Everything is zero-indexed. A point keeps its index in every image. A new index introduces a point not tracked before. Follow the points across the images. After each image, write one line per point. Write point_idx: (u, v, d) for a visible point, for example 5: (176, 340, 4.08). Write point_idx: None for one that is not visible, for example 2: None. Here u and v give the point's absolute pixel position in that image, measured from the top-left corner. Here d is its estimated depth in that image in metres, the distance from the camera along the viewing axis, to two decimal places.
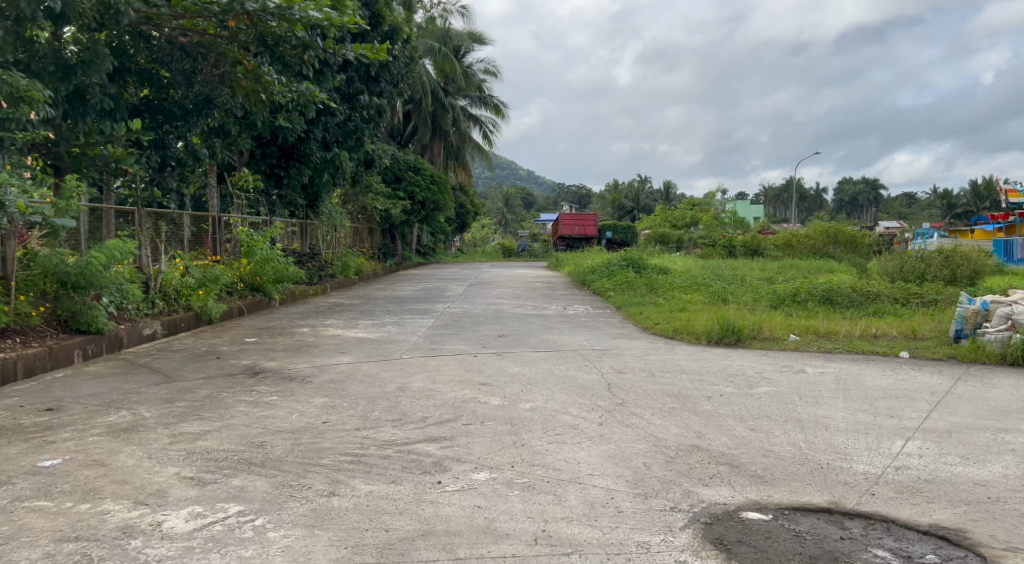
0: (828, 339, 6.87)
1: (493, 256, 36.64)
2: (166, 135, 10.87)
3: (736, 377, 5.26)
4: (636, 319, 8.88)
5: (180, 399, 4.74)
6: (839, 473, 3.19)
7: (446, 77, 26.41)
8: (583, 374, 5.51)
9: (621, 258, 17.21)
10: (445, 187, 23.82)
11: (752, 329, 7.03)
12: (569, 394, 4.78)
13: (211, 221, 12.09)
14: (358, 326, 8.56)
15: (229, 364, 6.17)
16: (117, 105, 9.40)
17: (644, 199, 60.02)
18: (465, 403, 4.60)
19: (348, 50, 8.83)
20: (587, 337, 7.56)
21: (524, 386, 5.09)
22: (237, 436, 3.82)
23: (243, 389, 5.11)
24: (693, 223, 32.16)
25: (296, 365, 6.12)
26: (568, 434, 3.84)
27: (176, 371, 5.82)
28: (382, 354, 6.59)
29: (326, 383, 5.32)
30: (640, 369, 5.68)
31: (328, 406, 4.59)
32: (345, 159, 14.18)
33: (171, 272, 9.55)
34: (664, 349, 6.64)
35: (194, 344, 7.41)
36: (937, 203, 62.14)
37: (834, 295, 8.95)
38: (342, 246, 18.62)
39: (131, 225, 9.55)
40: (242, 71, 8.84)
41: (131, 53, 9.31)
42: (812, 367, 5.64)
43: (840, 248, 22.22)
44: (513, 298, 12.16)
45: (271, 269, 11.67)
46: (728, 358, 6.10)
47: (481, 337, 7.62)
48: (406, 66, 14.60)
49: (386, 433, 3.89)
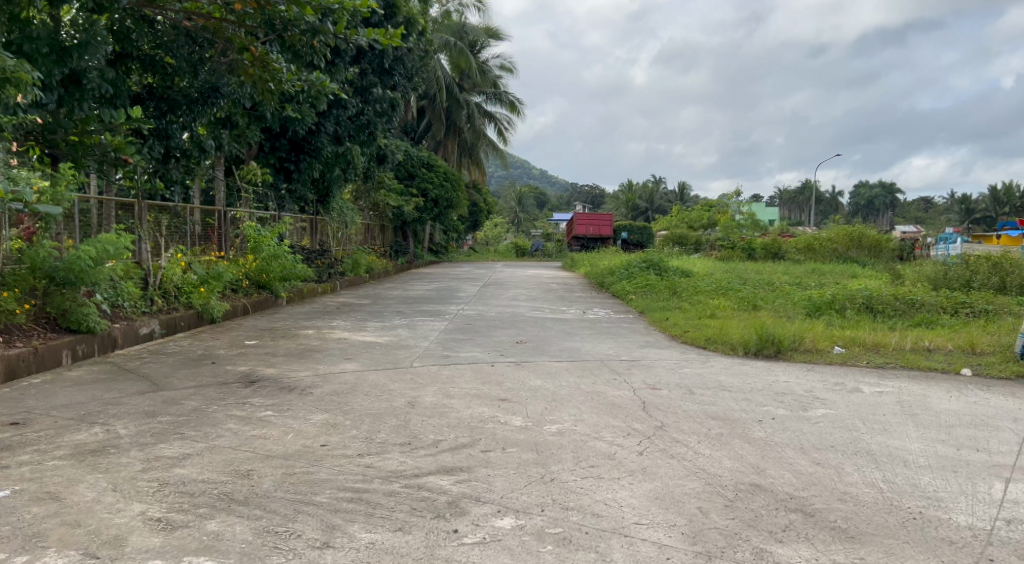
0: (877, 352, 6.27)
1: (505, 255, 36.12)
2: (170, 125, 10.34)
3: (786, 397, 4.68)
4: (663, 326, 8.31)
5: (163, 414, 4.23)
6: (939, 528, 2.63)
7: (461, 72, 25.91)
8: (612, 389, 4.95)
9: (641, 258, 16.64)
10: (459, 184, 23.30)
11: (794, 340, 6.45)
12: (600, 414, 4.24)
13: (216, 215, 11.60)
14: (366, 329, 8.03)
15: (224, 371, 5.65)
16: (118, 91, 8.92)
17: (659, 199, 59.43)
18: (483, 423, 4.07)
19: (360, 35, 8.26)
20: (612, 345, 7.01)
21: (549, 403, 4.54)
22: (221, 462, 3.31)
23: (237, 402, 4.60)
24: (711, 224, 31.53)
25: (297, 373, 5.60)
26: (604, 467, 3.30)
27: (166, 379, 5.32)
28: (391, 362, 6.08)
29: (328, 395, 4.79)
30: (676, 385, 5.11)
31: (329, 424, 4.07)
32: (357, 154, 13.63)
33: (172, 267, 9.09)
34: (698, 361, 6.08)
35: (190, 346, 6.90)
36: (956, 207, 61.09)
37: (875, 304, 8.33)
38: (353, 243, 18.14)
39: (129, 217, 9.07)
40: (250, 58, 8.23)
41: (133, 39, 8.78)
42: (867, 386, 5.01)
43: (863, 252, 21.59)
44: (530, 300, 11.62)
45: (278, 266, 11.18)
46: (771, 373, 5.52)
47: (497, 343, 7.09)
48: (421, 59, 14.03)
49: (394, 462, 3.36)
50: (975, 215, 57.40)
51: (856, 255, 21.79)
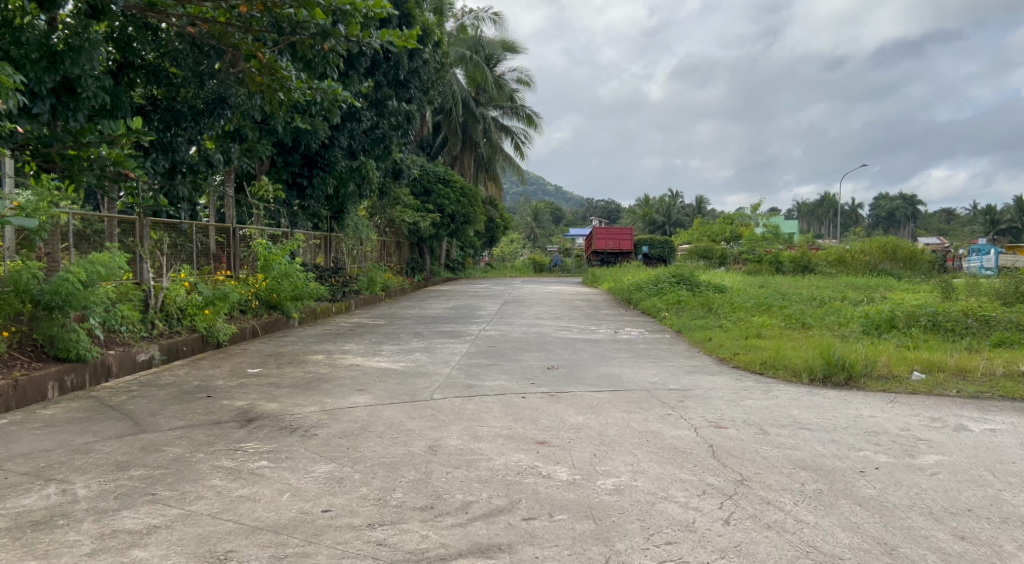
0: (965, 378, 5.44)
1: (523, 271, 35.29)
2: (175, 138, 9.69)
3: (882, 438, 3.89)
4: (707, 347, 7.53)
5: (136, 466, 3.54)
6: None
7: (478, 86, 25.39)
8: (669, 429, 4.19)
9: (669, 272, 15.84)
10: (476, 200, 22.65)
11: (866, 365, 5.65)
12: (662, 464, 3.50)
13: (226, 232, 11.00)
14: (381, 354, 7.32)
15: (218, 407, 4.95)
16: (119, 103, 8.36)
17: (677, 213, 58.45)
18: (521, 477, 3.34)
19: (374, 37, 7.46)
20: (657, 371, 6.26)
21: (598, 448, 3.79)
22: (194, 538, 2.63)
23: (228, 448, 3.90)
24: (736, 238, 30.67)
25: (301, 409, 4.88)
26: (685, 546, 2.56)
27: (151, 419, 4.63)
28: (408, 393, 5.35)
29: (334, 438, 4.07)
30: (743, 422, 4.35)
31: (334, 478, 3.35)
32: (371, 169, 13.00)
33: (175, 289, 8.48)
34: (761, 391, 5.30)
35: (185, 376, 6.22)
36: (980, 217, 59.74)
37: (943, 322, 7.51)
38: (368, 260, 17.50)
39: (131, 236, 8.50)
40: (257, 66, 7.51)
41: (136, 48, 8.20)
42: (973, 423, 4.20)
43: (898, 265, 21.09)
44: (555, 319, 10.88)
45: (289, 285, 10.51)
46: (851, 406, 4.74)
47: (526, 369, 6.36)
48: (437, 71, 13.51)
49: (414, 538, 2.66)
50: (1000, 225, 56.11)
51: (890, 267, 20.99)
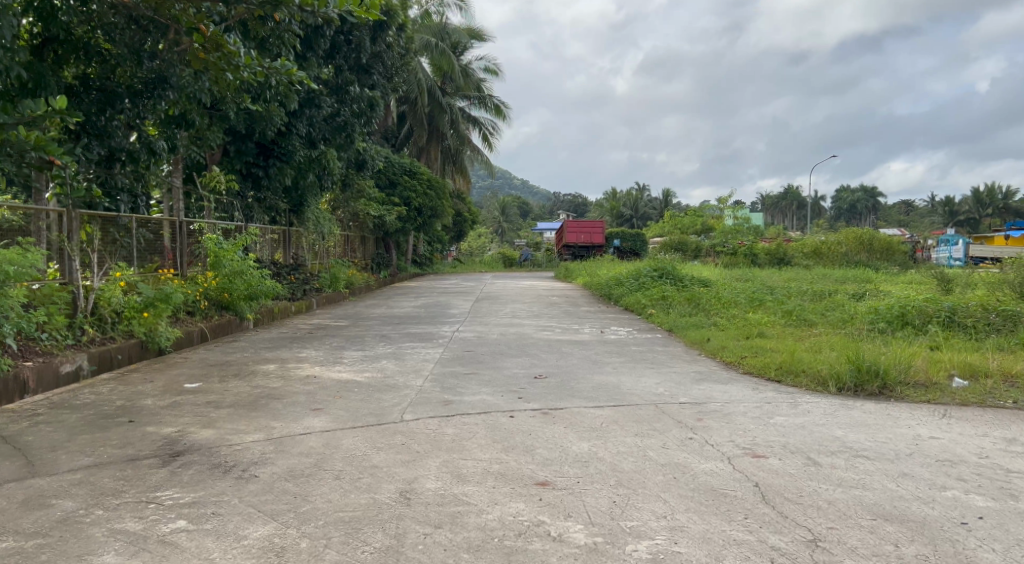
0: (1015, 386, 4.77)
1: (492, 266, 34.46)
2: (111, 122, 8.34)
3: (964, 470, 3.16)
4: (707, 350, 6.76)
5: (5, 535, 2.65)
6: None
7: (444, 74, 24.40)
8: (697, 460, 3.39)
9: (649, 266, 15.13)
10: (444, 193, 21.65)
11: (900, 371, 4.95)
12: (704, 515, 2.71)
13: (172, 226, 9.88)
14: (342, 362, 6.40)
15: (140, 438, 4.02)
16: (42, 82, 7.21)
17: (643, 206, 58.22)
18: (525, 540, 2.54)
19: (330, 7, 6.15)
20: (660, 379, 5.49)
21: (617, 492, 2.98)
22: None
23: (139, 499, 3.01)
24: (708, 230, 30.20)
25: (241, 438, 3.98)
26: None
27: (49, 456, 3.68)
28: (373, 413, 4.48)
29: (280, 482, 3.20)
30: (784, 448, 3.57)
31: (272, 549, 2.51)
32: (332, 158, 11.95)
33: (109, 289, 7.42)
34: (788, 404, 4.56)
35: (108, 395, 5.24)
36: (939, 210, 60.40)
37: (963, 320, 6.84)
38: (331, 256, 16.45)
39: (56, 231, 7.31)
40: (200, 41, 6.42)
41: (62, 19, 7.03)
42: None
43: (874, 256, 20.70)
44: (533, 317, 10.10)
45: (242, 283, 9.53)
46: (902, 424, 4.00)
47: (511, 379, 5.52)
48: (401, 57, 12.52)
49: None
50: (959, 217, 56.44)
51: (866, 259, 20.62)
